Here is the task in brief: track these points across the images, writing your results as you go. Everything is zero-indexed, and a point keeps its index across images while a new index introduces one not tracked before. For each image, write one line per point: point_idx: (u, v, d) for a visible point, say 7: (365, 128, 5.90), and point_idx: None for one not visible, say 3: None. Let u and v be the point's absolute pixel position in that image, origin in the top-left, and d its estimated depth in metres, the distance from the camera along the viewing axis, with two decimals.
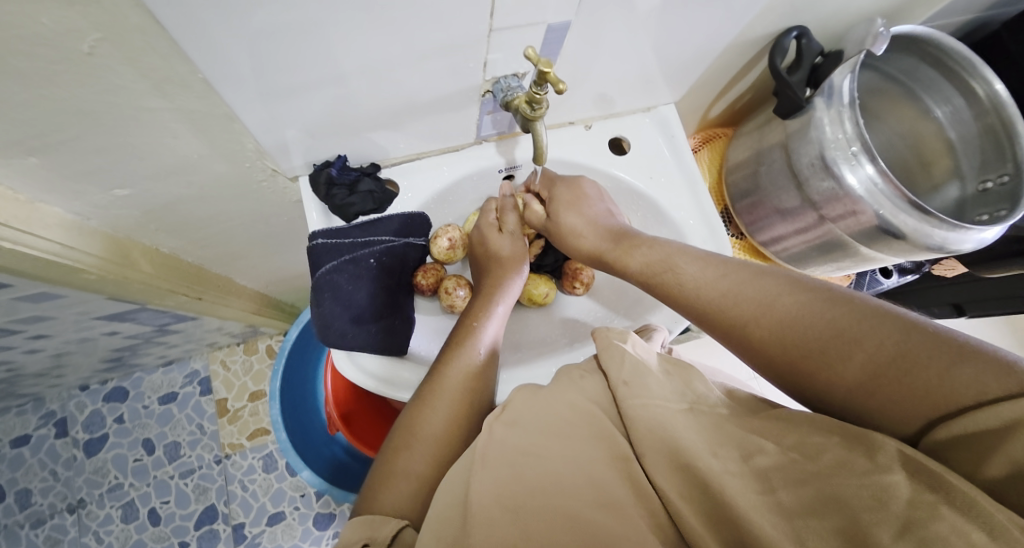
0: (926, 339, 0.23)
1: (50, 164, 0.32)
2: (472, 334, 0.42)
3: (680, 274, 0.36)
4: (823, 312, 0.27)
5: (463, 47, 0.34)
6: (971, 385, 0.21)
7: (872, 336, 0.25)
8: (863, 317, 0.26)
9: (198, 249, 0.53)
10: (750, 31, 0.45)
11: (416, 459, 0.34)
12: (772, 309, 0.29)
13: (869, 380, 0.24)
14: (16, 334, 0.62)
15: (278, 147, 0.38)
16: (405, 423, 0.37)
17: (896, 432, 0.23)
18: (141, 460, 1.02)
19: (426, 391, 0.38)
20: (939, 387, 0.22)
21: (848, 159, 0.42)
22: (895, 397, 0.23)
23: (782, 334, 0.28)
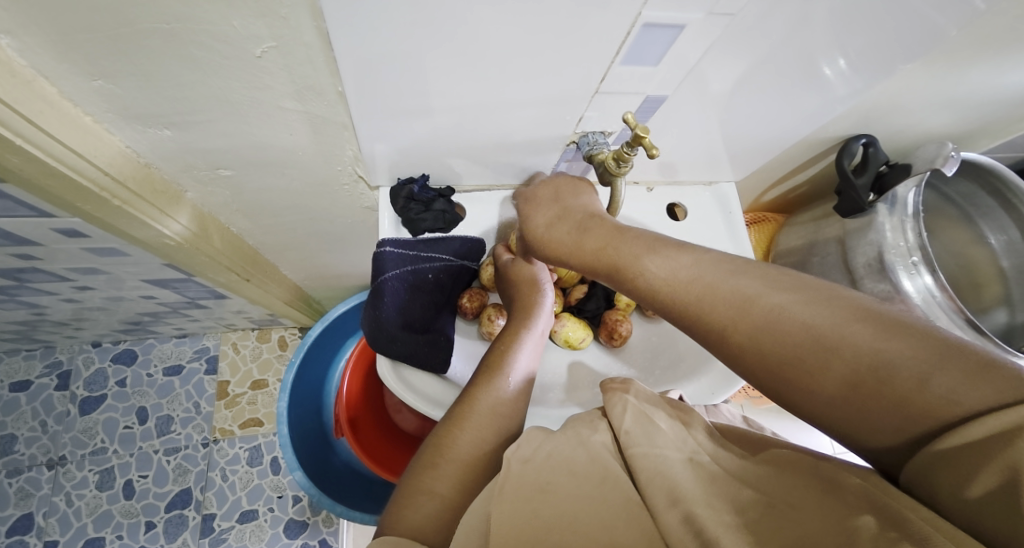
0: (911, 343, 0.22)
1: (178, 137, 0.34)
2: (505, 362, 0.42)
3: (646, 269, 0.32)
4: (801, 315, 0.25)
5: (568, 102, 0.36)
6: (957, 396, 0.20)
7: (851, 340, 0.23)
8: (843, 320, 0.24)
9: (260, 234, 0.55)
10: (823, 131, 0.48)
11: (442, 481, 0.34)
12: (755, 318, 0.26)
13: (850, 390, 0.23)
14: (65, 281, 0.64)
15: (371, 159, 0.41)
16: (435, 443, 0.37)
17: (874, 440, 0.23)
18: (132, 428, 1.01)
19: (456, 411, 0.38)
20: (928, 399, 0.20)
21: (908, 267, 0.44)
22: (878, 407, 0.22)
23: (758, 343, 0.26)
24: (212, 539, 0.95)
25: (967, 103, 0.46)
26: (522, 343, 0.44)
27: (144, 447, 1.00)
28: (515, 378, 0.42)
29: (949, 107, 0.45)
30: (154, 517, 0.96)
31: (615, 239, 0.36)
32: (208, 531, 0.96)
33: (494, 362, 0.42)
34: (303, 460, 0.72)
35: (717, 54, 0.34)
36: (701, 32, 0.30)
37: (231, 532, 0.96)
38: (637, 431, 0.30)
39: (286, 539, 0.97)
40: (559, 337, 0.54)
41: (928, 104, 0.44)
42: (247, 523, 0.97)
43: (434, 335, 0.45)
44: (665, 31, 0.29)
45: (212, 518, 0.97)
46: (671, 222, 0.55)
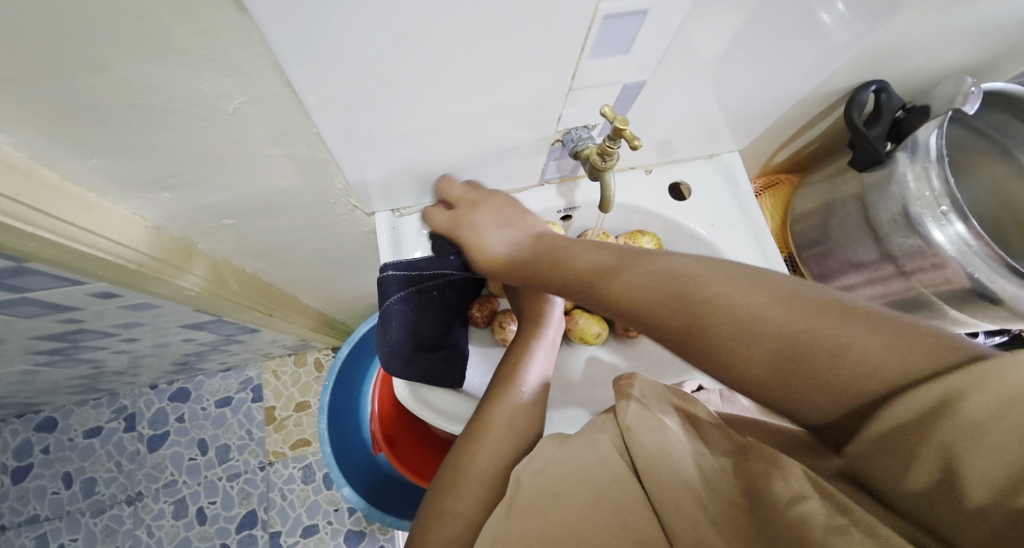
0: (857, 316, 0.21)
1: (177, 197, 0.36)
2: (517, 374, 0.42)
3: (597, 270, 0.31)
4: (745, 298, 0.24)
5: (543, 104, 0.36)
6: (901, 361, 0.19)
7: (798, 322, 0.22)
8: (788, 302, 0.23)
9: (274, 271, 0.57)
10: (825, 84, 0.45)
11: (465, 500, 0.34)
12: (714, 318, 0.24)
13: (798, 367, 0.22)
14: (111, 336, 0.69)
15: (362, 188, 0.41)
16: (455, 461, 0.37)
17: (822, 418, 0.22)
18: (195, 460, 1.08)
19: (471, 428, 0.39)
20: (879, 368, 0.20)
21: (937, 217, 0.40)
22: (833, 385, 0.21)
23: (705, 331, 0.25)
24: None
25: (986, 29, 0.41)
26: (530, 352, 0.44)
27: (209, 476, 1.07)
28: (527, 389, 0.42)
29: (965, 36, 0.41)
30: (226, 539, 1.03)
31: (565, 248, 0.35)
32: None
33: (504, 375, 0.43)
34: (349, 477, 0.76)
35: (690, 27, 0.32)
36: (669, 12, 0.29)
37: None
38: (639, 426, 0.31)
39: None
40: (574, 334, 0.53)
41: (939, 38, 0.41)
42: (310, 537, 1.02)
43: (447, 351, 0.45)
44: (630, 19, 0.28)
45: (278, 535, 1.03)
46: (674, 203, 0.53)
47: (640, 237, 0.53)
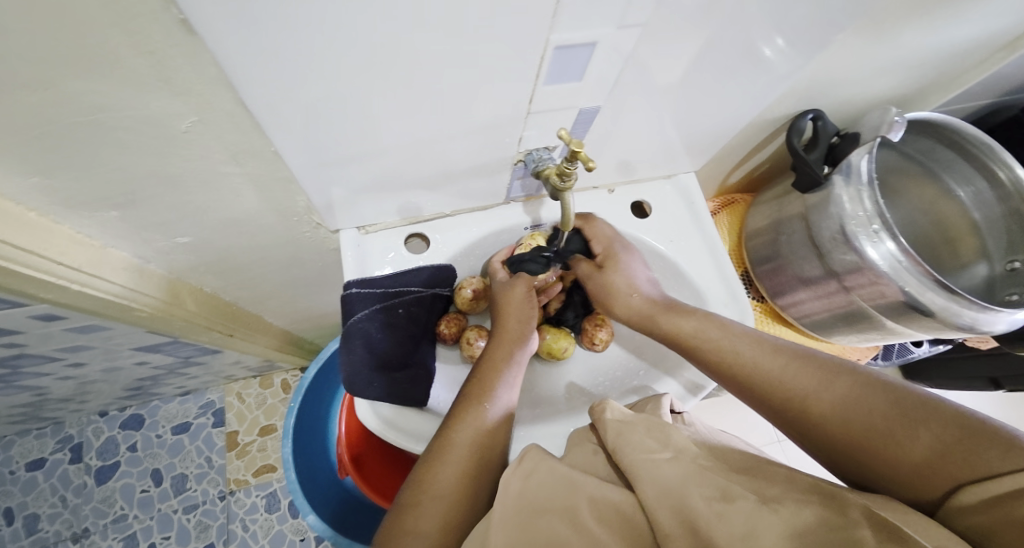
0: (951, 422, 0.27)
1: (127, 216, 0.35)
2: (485, 392, 0.42)
3: (727, 350, 0.40)
4: (874, 397, 0.31)
5: (503, 126, 0.37)
6: (989, 460, 0.25)
7: (931, 422, 0.28)
8: (909, 404, 0.29)
9: (234, 289, 0.56)
10: (769, 111, 0.48)
11: (424, 519, 0.34)
12: (802, 383, 0.34)
13: (929, 456, 0.27)
14: (55, 361, 0.65)
15: (325, 206, 0.41)
16: (418, 479, 0.37)
17: (928, 499, 0.27)
18: (148, 492, 1.01)
19: (437, 446, 0.39)
20: (975, 461, 0.25)
21: (869, 236, 0.44)
22: (942, 470, 0.26)
23: (844, 416, 0.31)
24: None
25: (907, 65, 0.46)
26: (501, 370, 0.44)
27: (163, 509, 1.01)
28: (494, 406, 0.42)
29: (889, 71, 0.45)
30: None
31: (687, 325, 0.43)
32: None
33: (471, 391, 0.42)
34: (313, 503, 0.72)
35: (638, 60, 0.34)
36: (614, 46, 0.31)
37: None
38: (622, 441, 0.35)
39: None
40: (542, 349, 0.54)
41: (866, 72, 0.44)
42: None
43: (412, 370, 0.45)
44: (579, 50, 0.30)
45: None
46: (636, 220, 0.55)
47: None
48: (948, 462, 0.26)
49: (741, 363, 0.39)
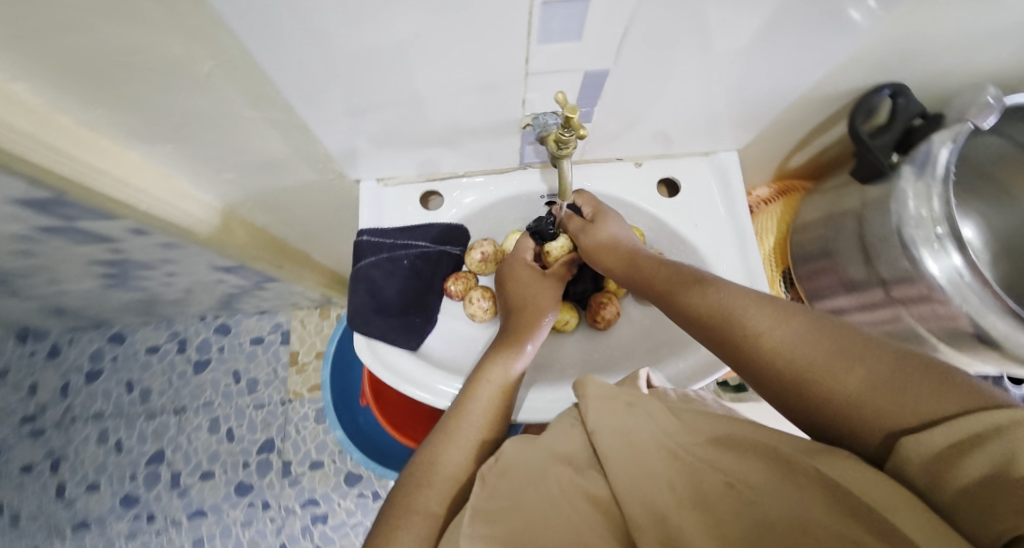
0: (905, 360, 0.25)
1: (179, 149, 0.41)
2: (493, 374, 0.44)
3: (685, 283, 0.37)
4: (820, 334, 0.28)
5: (505, 86, 0.36)
6: (940, 400, 0.23)
7: (875, 358, 0.26)
8: (860, 343, 0.27)
9: (281, 226, 0.63)
10: (832, 84, 0.41)
11: (434, 498, 0.36)
12: (749, 314, 0.32)
13: (869, 391, 0.25)
14: (156, 269, 0.79)
15: (344, 155, 0.45)
16: (427, 459, 0.39)
17: (868, 443, 0.25)
18: (229, 387, 1.22)
19: (445, 428, 0.40)
20: (922, 401, 0.23)
21: (931, 244, 0.37)
22: (883, 409, 0.24)
23: (786, 349, 0.29)
24: (290, 481, 1.14)
25: None
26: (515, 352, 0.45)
27: (239, 403, 1.20)
28: (503, 387, 0.43)
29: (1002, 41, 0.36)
30: (247, 459, 1.16)
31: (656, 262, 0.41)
32: (287, 474, 1.14)
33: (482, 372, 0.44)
34: (343, 422, 0.82)
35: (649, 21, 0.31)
36: (615, 3, 0.28)
37: (304, 477, 1.14)
38: (598, 416, 0.33)
39: (346, 486, 1.14)
40: None
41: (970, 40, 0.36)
42: (316, 471, 1.14)
43: (408, 319, 0.48)
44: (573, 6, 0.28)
45: (289, 464, 1.15)
46: (661, 198, 0.51)
47: None
48: (886, 397, 0.24)
49: (694, 295, 0.35)
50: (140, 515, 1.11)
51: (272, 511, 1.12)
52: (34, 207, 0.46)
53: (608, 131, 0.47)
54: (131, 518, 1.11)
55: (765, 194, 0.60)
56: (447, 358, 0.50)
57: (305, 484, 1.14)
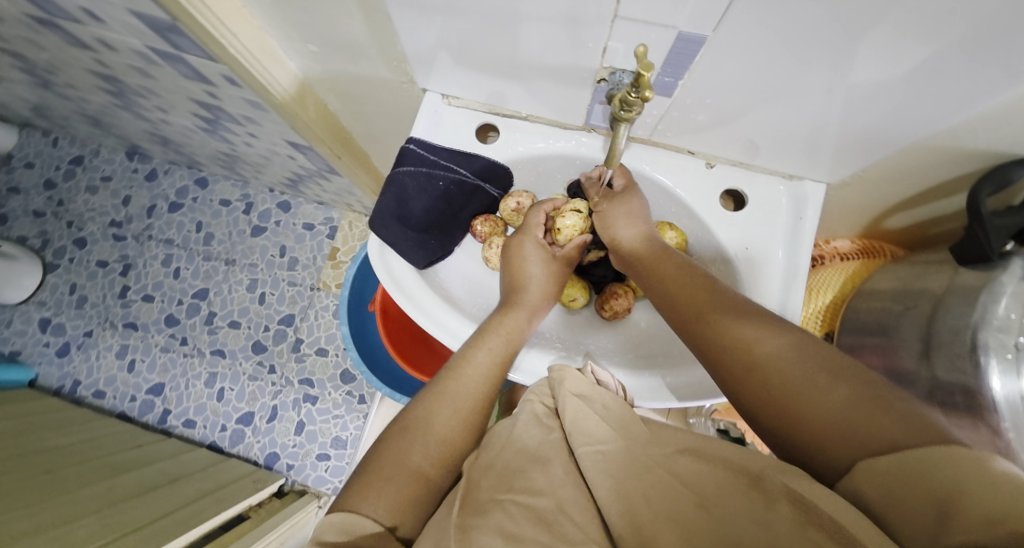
0: (869, 392, 0.27)
1: (274, 5, 0.43)
2: (492, 346, 0.44)
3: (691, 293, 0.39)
4: (800, 359, 0.31)
5: (588, 28, 0.34)
6: (894, 432, 0.25)
7: (843, 386, 0.28)
8: (833, 371, 0.29)
9: (348, 116, 0.65)
10: (968, 138, 0.34)
11: (419, 459, 0.37)
12: (742, 334, 0.34)
13: (832, 417, 0.27)
14: (239, 128, 0.85)
15: (417, 57, 0.45)
16: (416, 420, 0.39)
17: (819, 459, 0.27)
18: (273, 258, 1.32)
19: (438, 391, 0.41)
20: (876, 431, 0.25)
21: (1004, 353, 0.32)
22: (840, 435, 0.26)
23: (765, 367, 0.31)
24: (296, 356, 1.25)
25: None
26: (521, 328, 0.46)
27: (276, 274, 1.31)
28: (502, 357, 0.45)
29: None
30: (268, 325, 1.27)
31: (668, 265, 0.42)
32: (295, 350, 1.25)
33: (483, 340, 0.44)
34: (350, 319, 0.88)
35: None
36: None
37: (309, 358, 1.25)
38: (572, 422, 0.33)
39: (340, 380, 1.23)
40: None
41: None
42: (319, 357, 1.25)
43: (427, 237, 0.49)
44: None
45: (300, 342, 1.26)
46: (721, 209, 0.47)
47: (666, 229, 0.50)
48: (846, 427, 0.26)
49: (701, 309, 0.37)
50: (175, 336, 1.28)
51: (274, 376, 1.24)
52: (149, 26, 0.50)
53: (693, 122, 0.44)
54: (168, 335, 1.27)
55: (844, 248, 0.57)
56: (452, 289, 0.51)
57: (308, 364, 1.24)
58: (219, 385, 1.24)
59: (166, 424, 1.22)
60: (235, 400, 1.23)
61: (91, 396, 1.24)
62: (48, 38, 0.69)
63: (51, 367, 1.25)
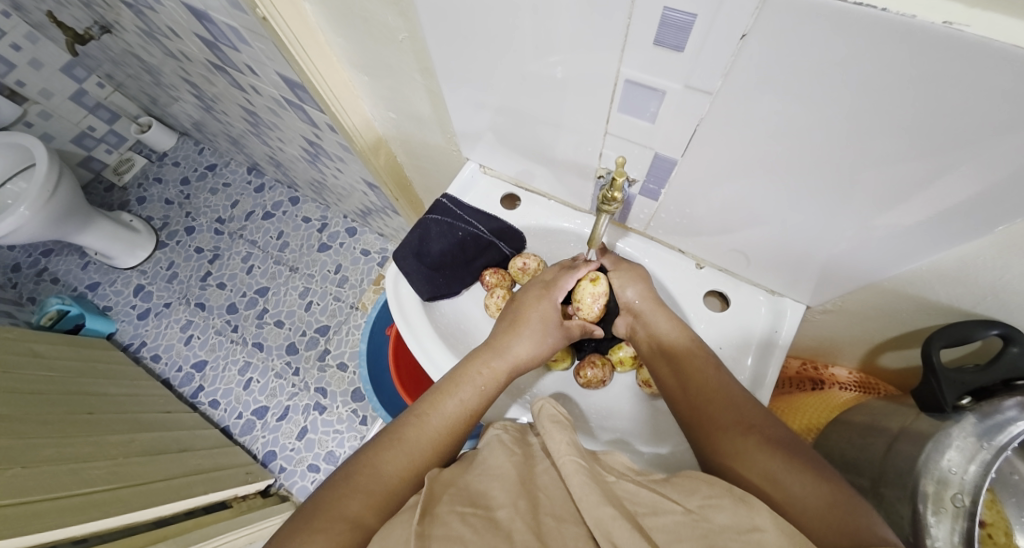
0: (837, 493, 0.31)
1: (368, 82, 0.57)
2: (460, 387, 0.45)
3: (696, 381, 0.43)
4: (770, 458, 0.34)
5: (588, 136, 0.43)
6: (866, 525, 0.27)
7: (811, 490, 0.31)
8: (801, 468, 0.33)
9: (412, 169, 0.80)
10: (920, 280, 0.38)
11: (359, 505, 0.35)
12: (731, 431, 0.38)
13: (822, 509, 0.30)
14: (330, 162, 1.04)
15: (465, 136, 0.56)
16: (368, 464, 0.38)
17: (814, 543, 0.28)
18: (329, 273, 1.49)
19: (395, 439, 0.40)
20: (858, 527, 0.27)
21: (942, 505, 0.33)
22: (823, 525, 0.29)
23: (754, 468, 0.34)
24: (320, 364, 1.35)
25: None
26: (500, 381, 0.47)
27: (327, 288, 1.46)
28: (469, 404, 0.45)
29: None
30: (306, 331, 1.40)
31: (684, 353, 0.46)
32: (321, 359, 1.36)
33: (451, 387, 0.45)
34: (371, 339, 0.97)
35: (713, 128, 0.34)
36: (686, 101, 0.33)
37: (331, 369, 1.34)
38: (554, 445, 0.36)
39: (352, 398, 1.30)
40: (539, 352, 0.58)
41: None
42: (340, 371, 1.34)
43: (437, 274, 0.57)
44: (648, 91, 0.33)
45: (327, 353, 1.36)
46: (702, 307, 0.53)
47: None
48: (828, 519, 0.29)
49: (705, 392, 0.42)
50: (230, 323, 1.44)
51: (296, 378, 1.34)
52: (283, 82, 0.68)
53: (688, 229, 0.50)
54: (224, 320, 1.44)
55: (842, 376, 0.56)
56: (452, 328, 0.57)
57: (328, 374, 1.34)
58: (249, 374, 1.36)
59: (195, 399, 1.34)
60: (258, 392, 1.33)
61: (148, 358, 1.41)
62: (218, 79, 0.93)
63: (128, 326, 1.46)
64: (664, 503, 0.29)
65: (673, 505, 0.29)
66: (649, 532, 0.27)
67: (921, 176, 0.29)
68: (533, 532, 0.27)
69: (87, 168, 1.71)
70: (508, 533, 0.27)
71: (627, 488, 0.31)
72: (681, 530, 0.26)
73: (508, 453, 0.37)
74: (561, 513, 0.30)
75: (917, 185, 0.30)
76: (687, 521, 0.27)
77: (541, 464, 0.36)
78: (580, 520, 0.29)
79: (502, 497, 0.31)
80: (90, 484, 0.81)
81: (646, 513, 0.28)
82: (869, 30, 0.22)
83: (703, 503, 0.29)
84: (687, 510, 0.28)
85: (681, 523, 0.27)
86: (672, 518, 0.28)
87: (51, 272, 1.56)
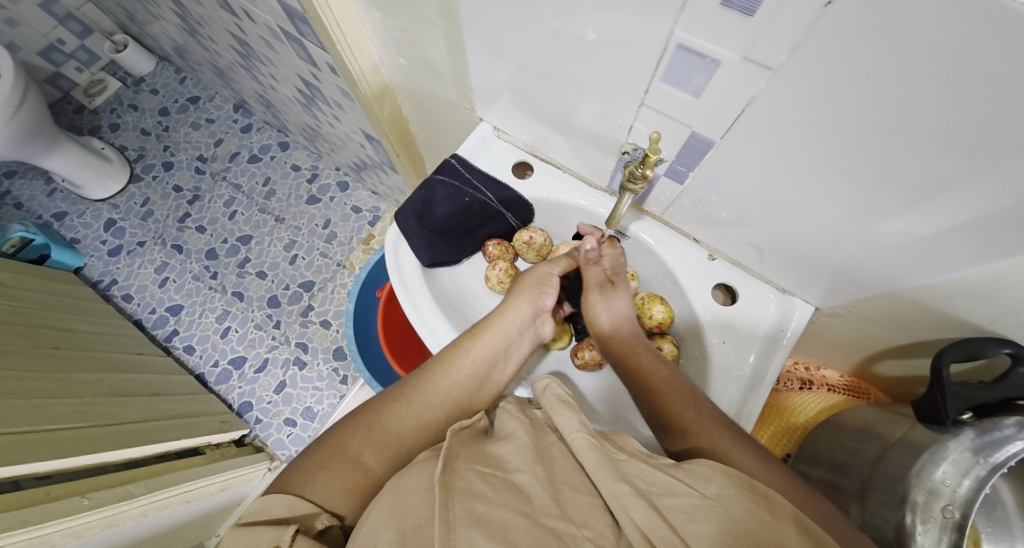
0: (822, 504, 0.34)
1: (380, 20, 0.52)
2: (472, 344, 0.45)
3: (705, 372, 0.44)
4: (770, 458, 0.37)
5: (620, 108, 0.40)
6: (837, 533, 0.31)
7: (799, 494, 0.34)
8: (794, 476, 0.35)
9: (417, 123, 0.75)
10: (941, 293, 0.37)
11: (363, 450, 0.36)
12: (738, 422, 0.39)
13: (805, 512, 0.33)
14: (327, 108, 0.97)
15: (483, 93, 0.52)
16: (373, 411, 0.39)
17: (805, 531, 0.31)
18: (318, 227, 1.43)
19: (403, 391, 0.41)
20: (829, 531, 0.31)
21: (930, 514, 0.34)
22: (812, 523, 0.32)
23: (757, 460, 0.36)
24: (303, 319, 1.32)
25: None
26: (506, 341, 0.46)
27: (314, 242, 1.41)
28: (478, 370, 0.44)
29: None
30: (290, 284, 1.36)
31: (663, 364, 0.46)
32: (304, 314, 1.32)
33: (464, 347, 0.44)
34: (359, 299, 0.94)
35: (763, 111, 0.31)
36: (743, 77, 0.30)
37: (313, 325, 1.31)
38: (564, 419, 0.36)
39: (333, 356, 1.28)
40: None
41: None
42: (322, 328, 1.31)
43: (440, 240, 0.54)
44: (701, 61, 0.30)
45: (310, 309, 1.33)
46: (710, 299, 0.52)
47: (656, 302, 0.55)
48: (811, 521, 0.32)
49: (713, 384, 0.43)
50: (209, 268, 1.38)
51: (277, 331, 1.31)
52: (282, 10, 0.61)
53: (707, 219, 0.48)
54: (203, 266, 1.39)
55: (832, 378, 0.57)
56: (450, 297, 0.55)
57: (311, 329, 1.31)
58: (227, 323, 1.32)
59: (169, 343, 1.30)
60: (236, 342, 1.30)
61: (119, 297, 1.35)
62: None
63: (98, 261, 1.39)
64: (679, 486, 0.29)
65: (688, 488, 0.28)
66: (663, 510, 0.26)
67: (956, 192, 0.28)
68: (552, 506, 0.26)
69: (55, 86, 1.57)
70: (524, 500, 0.27)
71: (636, 469, 0.31)
72: (697, 512, 0.26)
73: (517, 422, 0.37)
74: (578, 483, 0.29)
75: (963, 195, 0.28)
76: (705, 504, 0.27)
77: (549, 436, 0.36)
78: (596, 491, 0.29)
79: (519, 461, 0.30)
80: (53, 421, 0.78)
81: (660, 494, 0.28)
82: (972, 19, 0.19)
83: (719, 490, 0.28)
84: (705, 495, 0.28)
85: (698, 505, 0.26)
86: (687, 500, 0.27)
87: (15, 196, 1.45)
